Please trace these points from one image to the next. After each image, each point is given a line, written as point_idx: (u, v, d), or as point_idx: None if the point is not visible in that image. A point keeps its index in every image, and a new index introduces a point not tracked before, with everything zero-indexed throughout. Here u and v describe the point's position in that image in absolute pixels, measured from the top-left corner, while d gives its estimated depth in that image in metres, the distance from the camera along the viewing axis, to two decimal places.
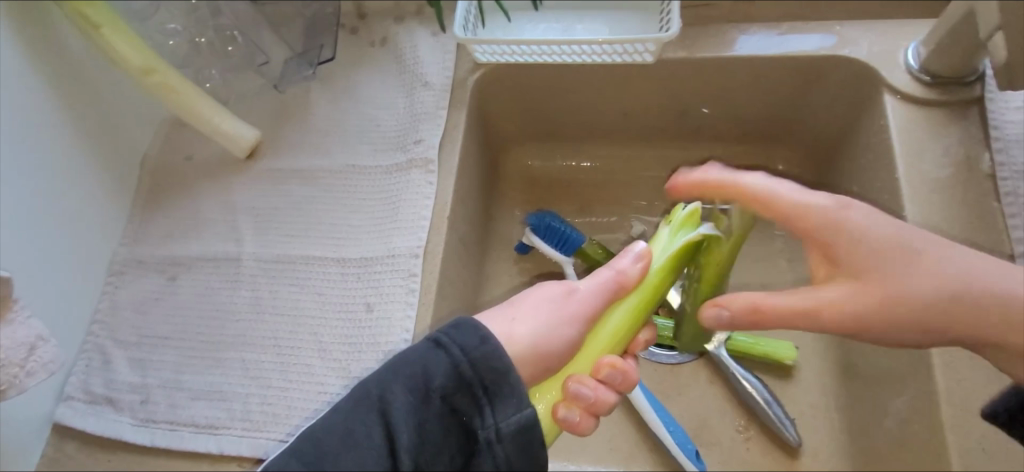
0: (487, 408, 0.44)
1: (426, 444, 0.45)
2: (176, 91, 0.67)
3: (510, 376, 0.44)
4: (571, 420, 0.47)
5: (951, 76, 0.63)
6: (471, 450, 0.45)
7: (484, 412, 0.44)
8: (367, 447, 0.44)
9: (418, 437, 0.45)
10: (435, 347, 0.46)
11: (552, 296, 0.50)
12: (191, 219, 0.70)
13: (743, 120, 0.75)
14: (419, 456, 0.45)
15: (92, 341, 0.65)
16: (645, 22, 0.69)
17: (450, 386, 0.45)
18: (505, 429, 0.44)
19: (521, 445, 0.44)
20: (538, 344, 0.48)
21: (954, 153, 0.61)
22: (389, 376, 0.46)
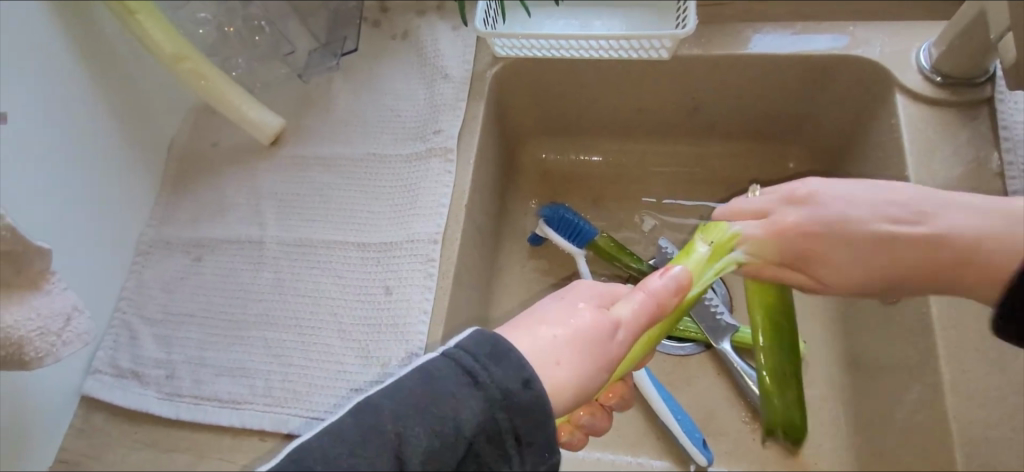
0: (515, 457, 0.40)
1: None
2: (205, 78, 0.69)
3: (551, 428, 0.40)
4: (570, 440, 0.54)
5: (961, 76, 0.64)
6: None
7: (511, 461, 0.40)
8: None
9: None
10: (469, 383, 0.40)
11: (598, 332, 0.43)
12: (216, 202, 0.72)
13: (756, 118, 0.77)
14: None
15: (120, 318, 0.68)
16: (661, 18, 0.70)
17: (479, 433, 0.39)
18: None
19: None
20: (581, 395, 0.43)
21: (964, 151, 0.62)
22: (409, 411, 0.39)
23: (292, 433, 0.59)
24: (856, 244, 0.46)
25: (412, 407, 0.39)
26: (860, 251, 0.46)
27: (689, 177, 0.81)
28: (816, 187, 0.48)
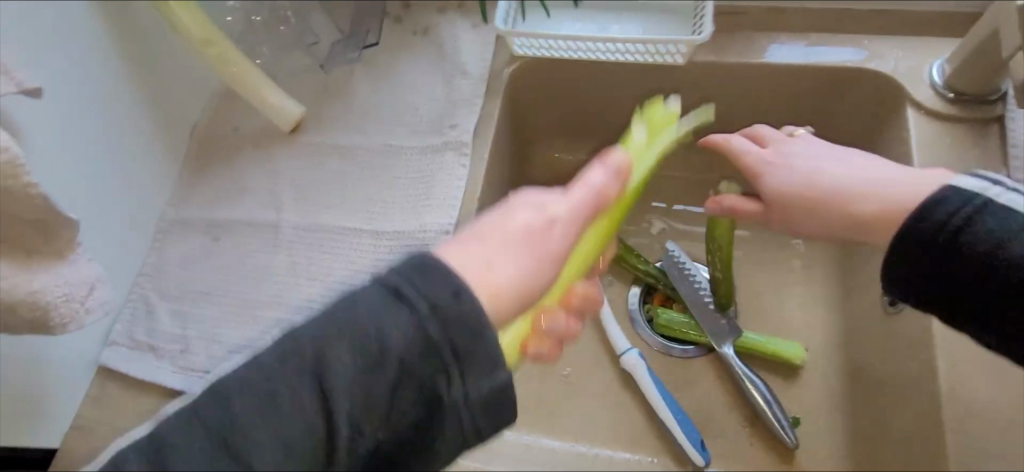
0: (455, 374, 0.39)
1: (369, 408, 0.38)
2: (230, 63, 0.71)
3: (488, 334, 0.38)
4: (540, 352, 0.64)
5: (974, 93, 0.64)
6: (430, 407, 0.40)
7: (451, 378, 0.39)
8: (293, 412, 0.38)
9: (360, 407, 0.38)
10: (393, 299, 0.39)
11: (527, 223, 0.48)
12: (235, 184, 0.74)
13: (768, 126, 0.78)
14: (362, 418, 0.39)
15: (138, 293, 0.70)
16: (679, 24, 0.72)
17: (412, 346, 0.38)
18: (474, 397, 0.39)
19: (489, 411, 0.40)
20: (519, 292, 0.46)
21: (973, 167, 0.62)
22: (332, 333, 0.39)
23: None
24: (796, 177, 0.54)
25: (331, 344, 0.38)
26: (808, 186, 0.53)
27: (699, 183, 0.82)
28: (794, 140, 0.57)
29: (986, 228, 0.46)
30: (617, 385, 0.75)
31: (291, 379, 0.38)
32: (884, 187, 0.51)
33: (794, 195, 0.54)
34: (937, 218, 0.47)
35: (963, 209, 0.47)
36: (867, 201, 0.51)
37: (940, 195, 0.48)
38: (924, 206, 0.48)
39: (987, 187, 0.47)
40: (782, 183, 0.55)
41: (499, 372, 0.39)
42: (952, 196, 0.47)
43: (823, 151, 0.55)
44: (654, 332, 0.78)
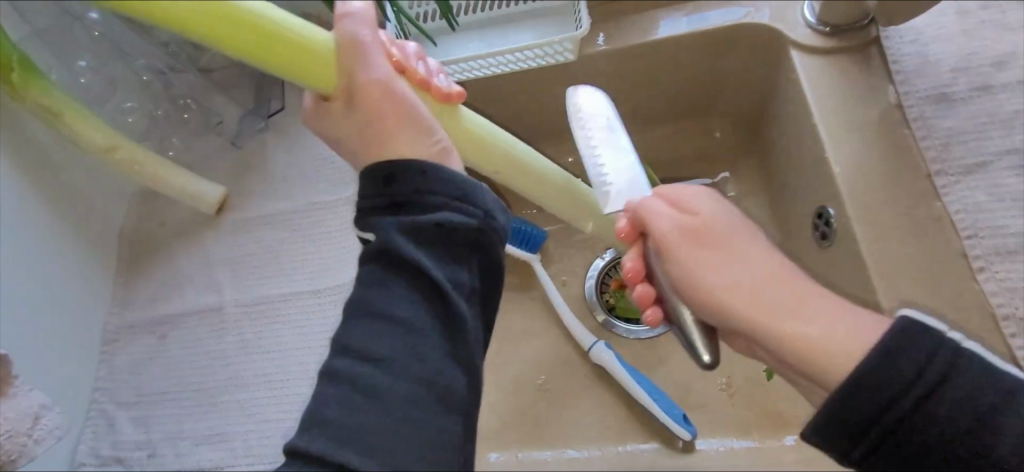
0: (398, 257, 0.42)
1: (392, 253, 0.42)
2: (138, 163, 0.70)
3: (463, 253, 0.43)
4: None
5: (846, 23, 0.67)
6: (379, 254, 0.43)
7: (387, 264, 0.43)
8: (443, 262, 0.42)
9: (391, 243, 0.42)
10: (461, 206, 0.43)
11: None
12: (171, 278, 0.73)
13: (673, 98, 0.79)
14: (390, 277, 0.42)
15: (96, 408, 0.69)
16: (561, 22, 0.73)
17: (447, 228, 0.42)
18: (390, 229, 0.42)
19: (445, 246, 0.43)
20: None
21: (865, 91, 0.64)
22: (450, 182, 0.43)
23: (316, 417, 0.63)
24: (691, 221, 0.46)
25: (450, 189, 0.43)
26: (733, 285, 0.44)
27: None
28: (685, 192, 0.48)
29: (962, 380, 0.40)
30: (591, 380, 0.75)
31: (434, 196, 0.42)
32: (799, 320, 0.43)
33: (714, 290, 0.44)
34: (916, 368, 0.40)
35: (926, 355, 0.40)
36: (800, 325, 0.43)
37: (901, 335, 0.41)
38: (896, 339, 0.41)
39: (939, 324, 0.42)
40: (721, 273, 0.44)
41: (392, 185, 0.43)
42: (928, 334, 0.41)
43: (721, 247, 0.45)
44: (615, 318, 0.78)
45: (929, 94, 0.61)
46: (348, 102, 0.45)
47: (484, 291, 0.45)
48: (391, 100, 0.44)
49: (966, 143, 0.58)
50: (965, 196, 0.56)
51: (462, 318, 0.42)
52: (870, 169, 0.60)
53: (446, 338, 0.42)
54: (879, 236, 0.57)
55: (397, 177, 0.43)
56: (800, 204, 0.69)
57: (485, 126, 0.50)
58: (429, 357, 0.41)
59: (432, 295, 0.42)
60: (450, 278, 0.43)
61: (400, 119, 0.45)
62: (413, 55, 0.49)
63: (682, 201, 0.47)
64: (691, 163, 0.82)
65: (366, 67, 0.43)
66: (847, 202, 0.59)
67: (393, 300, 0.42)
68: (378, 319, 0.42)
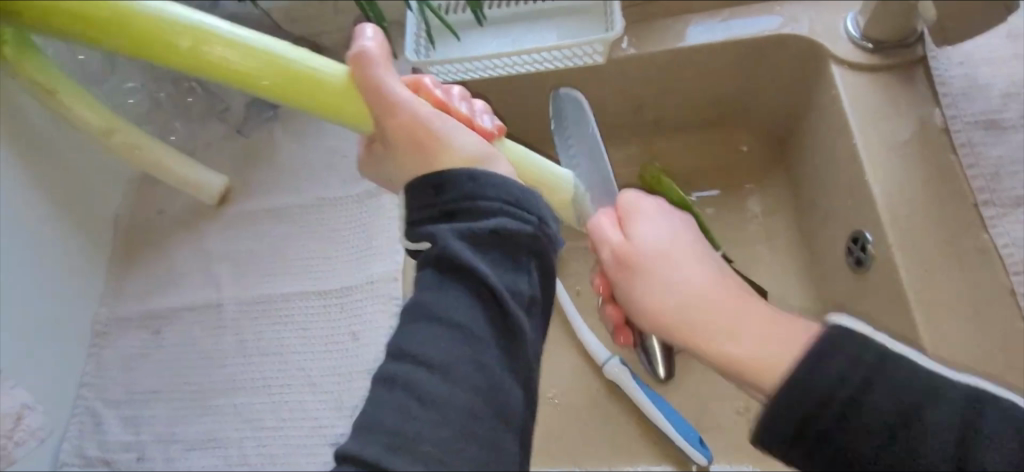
0: (451, 269, 0.39)
1: (443, 265, 0.39)
2: (136, 147, 0.65)
3: (520, 261, 0.40)
4: None
5: (891, 40, 0.64)
6: (431, 265, 0.40)
7: (441, 276, 0.39)
8: (494, 272, 0.39)
9: (443, 255, 0.39)
10: (513, 212, 0.39)
11: None
12: (168, 271, 0.69)
13: (702, 107, 0.76)
14: (442, 292, 0.39)
15: (82, 405, 0.65)
16: (592, 21, 0.70)
17: (499, 235, 0.39)
18: (442, 238, 0.39)
19: (499, 255, 0.39)
20: None
21: (908, 113, 0.61)
22: (499, 187, 0.40)
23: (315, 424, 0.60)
24: (640, 237, 0.47)
25: (501, 196, 0.39)
26: (670, 305, 0.45)
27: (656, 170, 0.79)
28: (636, 203, 0.49)
29: (884, 381, 0.38)
30: (603, 397, 0.72)
31: (485, 204, 0.39)
32: (714, 329, 0.43)
33: (643, 307, 0.46)
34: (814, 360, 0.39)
35: (852, 360, 0.38)
36: (722, 341, 0.43)
37: (832, 343, 0.39)
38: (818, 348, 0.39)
39: (865, 327, 0.40)
40: (652, 294, 0.45)
41: (442, 192, 0.40)
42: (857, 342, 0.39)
43: (655, 265, 0.46)
44: None
45: (978, 119, 0.58)
46: (385, 139, 0.44)
47: (542, 299, 0.42)
48: (421, 123, 0.42)
49: (1016, 174, 0.56)
50: (1013, 231, 0.54)
51: (521, 327, 0.39)
52: (912, 195, 0.57)
53: (503, 348, 0.39)
54: (922, 266, 0.54)
55: (447, 182, 0.40)
56: (833, 226, 0.66)
57: (528, 155, 0.48)
58: (489, 367, 0.38)
59: (490, 305, 0.39)
60: (508, 287, 0.39)
61: (429, 138, 0.42)
62: (457, 96, 0.47)
63: (630, 216, 0.49)
64: (715, 175, 0.79)
65: (386, 98, 0.42)
66: (889, 228, 0.56)
67: (447, 318, 0.38)
68: (434, 323, 0.38)
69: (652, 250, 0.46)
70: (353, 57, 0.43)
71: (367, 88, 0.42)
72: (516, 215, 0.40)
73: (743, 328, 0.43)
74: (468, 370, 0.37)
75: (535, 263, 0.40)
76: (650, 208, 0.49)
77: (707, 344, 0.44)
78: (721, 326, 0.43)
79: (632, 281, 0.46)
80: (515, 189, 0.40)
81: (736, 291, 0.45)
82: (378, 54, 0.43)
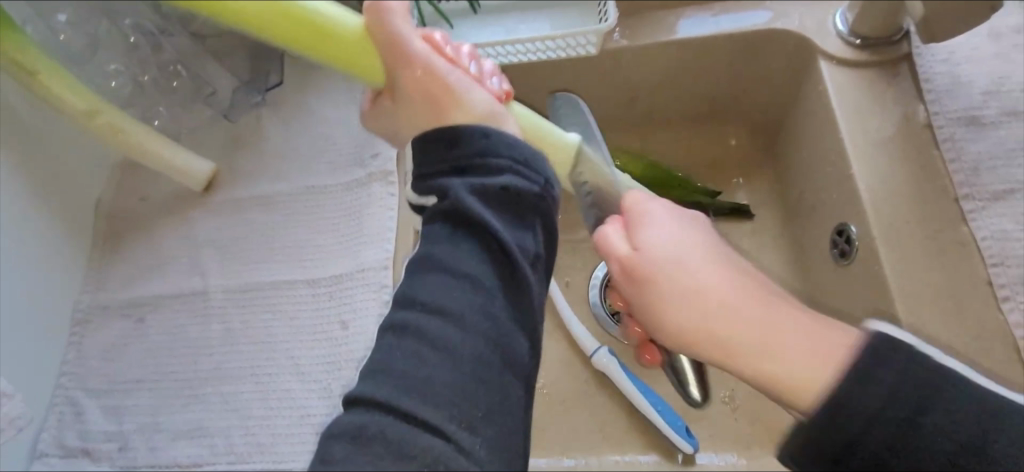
0: (466, 223, 0.42)
1: (457, 220, 0.42)
2: (123, 131, 0.65)
3: (530, 213, 0.43)
4: None
5: (878, 36, 0.65)
6: (443, 216, 0.42)
7: (454, 229, 0.42)
8: (506, 230, 0.42)
9: (458, 211, 0.42)
10: (522, 173, 0.42)
11: None
12: (153, 258, 0.68)
13: (693, 99, 0.77)
14: (453, 244, 0.42)
15: (63, 394, 0.63)
16: (584, 11, 0.70)
17: (510, 190, 0.42)
18: (459, 192, 0.42)
19: (508, 208, 0.42)
20: None
21: (893, 109, 0.63)
22: (508, 147, 0.42)
23: (304, 413, 0.59)
24: (658, 241, 0.47)
25: (510, 153, 0.42)
26: (686, 313, 0.45)
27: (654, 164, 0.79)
28: (648, 204, 0.49)
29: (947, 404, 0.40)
30: (592, 387, 0.73)
31: (498, 160, 0.42)
32: (746, 340, 0.44)
33: (675, 332, 0.46)
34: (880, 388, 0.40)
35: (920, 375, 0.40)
36: (765, 362, 0.44)
37: (875, 353, 0.40)
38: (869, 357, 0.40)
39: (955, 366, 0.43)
40: (675, 313, 0.45)
41: (456, 151, 0.43)
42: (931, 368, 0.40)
43: (677, 275, 0.46)
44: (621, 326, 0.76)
45: (959, 116, 0.60)
46: (397, 95, 0.45)
47: (546, 257, 0.44)
48: (435, 81, 0.44)
49: (995, 169, 0.57)
50: (993, 224, 0.55)
51: (527, 280, 0.42)
52: (896, 189, 0.59)
53: (510, 301, 0.42)
54: (904, 257, 0.56)
55: (461, 137, 0.42)
56: (818, 219, 0.67)
57: (534, 118, 0.48)
58: (496, 316, 0.41)
59: (499, 257, 0.42)
60: (516, 241, 0.42)
61: (444, 94, 0.44)
62: (468, 54, 0.48)
63: (639, 225, 0.48)
64: (704, 167, 0.79)
65: (406, 53, 0.42)
66: (873, 221, 0.58)
67: (458, 269, 0.41)
68: (446, 274, 0.41)
69: (663, 251, 0.46)
70: (370, 5, 0.41)
71: (383, 42, 0.42)
72: (523, 173, 0.42)
73: (783, 342, 0.44)
74: (482, 317, 0.40)
75: (542, 219, 0.44)
76: (668, 218, 0.48)
77: (744, 367, 0.44)
78: (745, 330, 0.44)
79: (646, 271, 0.46)
80: (526, 151, 0.43)
81: (757, 288, 0.46)
82: (397, 6, 0.42)
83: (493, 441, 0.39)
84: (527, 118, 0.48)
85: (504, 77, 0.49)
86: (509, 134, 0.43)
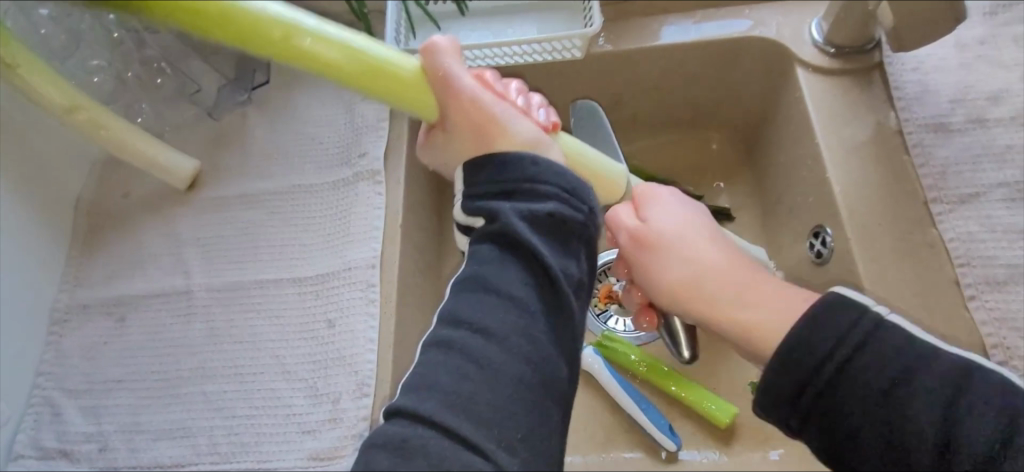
0: (512, 245, 0.43)
1: (507, 243, 0.43)
2: (104, 127, 0.64)
3: (574, 241, 0.44)
4: None
5: (851, 45, 0.67)
6: (492, 237, 0.44)
7: (504, 252, 0.44)
8: (551, 257, 0.43)
9: (507, 235, 0.43)
10: (566, 201, 0.44)
11: None
12: (135, 256, 0.67)
13: (676, 105, 0.79)
14: (500, 270, 0.43)
15: (40, 395, 0.62)
16: (570, 16, 0.71)
17: (555, 218, 0.43)
18: (510, 215, 0.43)
19: (555, 235, 0.44)
20: None
21: (866, 114, 0.65)
22: (551, 176, 0.44)
23: (290, 412, 0.59)
24: (660, 213, 0.54)
25: (553, 184, 0.44)
26: (679, 273, 0.52)
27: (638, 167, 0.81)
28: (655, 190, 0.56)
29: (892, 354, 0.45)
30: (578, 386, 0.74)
31: (542, 187, 0.44)
32: (726, 290, 0.51)
33: (664, 288, 0.53)
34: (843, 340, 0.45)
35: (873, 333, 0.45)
36: (742, 313, 0.50)
37: (827, 307, 0.46)
38: (822, 314, 0.46)
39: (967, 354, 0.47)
40: (667, 271, 0.53)
41: (505, 179, 0.44)
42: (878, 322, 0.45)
43: (679, 237, 0.53)
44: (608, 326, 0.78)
45: (928, 123, 0.62)
46: (447, 126, 0.48)
47: (587, 282, 0.46)
48: (481, 109, 0.47)
49: (961, 173, 0.60)
50: (959, 224, 0.58)
51: (570, 307, 0.43)
52: (869, 192, 0.61)
53: (553, 324, 0.43)
54: (878, 256, 0.58)
55: (512, 165, 0.44)
56: (796, 221, 0.70)
57: (581, 148, 0.53)
58: (538, 339, 0.42)
59: (545, 282, 0.43)
60: (562, 267, 0.44)
61: (490, 124, 0.47)
62: (515, 90, 0.51)
63: (643, 205, 0.55)
64: (686, 171, 0.81)
65: (455, 88, 0.46)
66: (847, 222, 0.60)
67: (501, 294, 0.42)
68: (489, 295, 0.43)
69: (661, 224, 0.53)
70: (425, 47, 0.46)
71: (435, 79, 0.46)
72: (566, 202, 0.44)
73: (754, 296, 0.51)
74: (523, 343, 0.41)
75: (585, 246, 0.45)
76: (678, 198, 0.56)
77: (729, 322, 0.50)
78: (728, 301, 0.51)
79: (649, 231, 0.54)
80: (570, 183, 0.44)
81: (745, 265, 0.53)
82: (448, 45, 0.46)
83: (529, 459, 0.40)
84: (575, 149, 0.52)
85: (552, 108, 0.52)
86: (552, 163, 0.45)
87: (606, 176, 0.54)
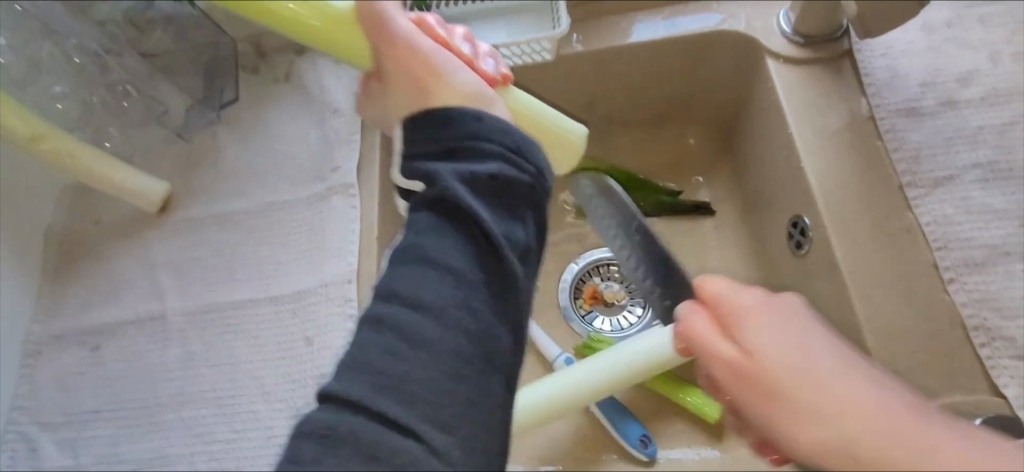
0: (452, 210, 0.38)
1: (448, 208, 0.38)
2: (70, 155, 0.63)
3: (521, 205, 0.39)
4: None
5: (820, 35, 0.67)
6: (432, 203, 0.39)
7: (442, 219, 0.38)
8: (495, 221, 0.38)
9: (445, 199, 0.38)
10: (511, 159, 0.39)
11: None
12: (108, 283, 0.66)
13: (650, 103, 0.79)
14: (436, 241, 0.38)
15: (15, 430, 0.61)
16: (538, 19, 0.71)
17: (499, 175, 0.38)
18: (445, 176, 0.38)
19: (498, 197, 0.39)
20: None
21: (837, 102, 0.65)
22: (494, 132, 0.39)
23: (270, 434, 0.58)
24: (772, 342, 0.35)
25: (498, 140, 0.39)
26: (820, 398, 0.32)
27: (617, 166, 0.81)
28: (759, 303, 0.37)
29: None
30: None
31: (484, 144, 0.39)
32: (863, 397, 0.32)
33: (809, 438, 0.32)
34: None
35: None
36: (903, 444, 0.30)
37: None
38: None
39: None
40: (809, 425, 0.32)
41: (446, 135, 0.40)
42: None
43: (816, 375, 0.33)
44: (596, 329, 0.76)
45: (899, 108, 0.62)
46: (382, 76, 0.44)
47: (534, 249, 0.41)
48: (416, 55, 0.43)
49: (934, 156, 0.60)
50: (935, 208, 0.58)
51: (517, 280, 0.38)
52: (844, 179, 0.61)
53: (492, 295, 0.38)
54: (856, 244, 0.58)
55: (454, 119, 0.40)
56: (775, 212, 0.69)
57: (534, 106, 0.51)
58: (477, 310, 0.37)
59: (486, 251, 0.38)
60: (505, 233, 0.38)
61: (427, 75, 0.43)
62: (459, 36, 0.48)
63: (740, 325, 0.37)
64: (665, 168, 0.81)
65: (387, 28, 0.42)
66: (824, 211, 0.60)
67: (438, 266, 0.37)
68: (424, 267, 0.37)
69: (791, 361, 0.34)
70: None
71: (366, 14, 0.41)
72: (508, 161, 0.39)
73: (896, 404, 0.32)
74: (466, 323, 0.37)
75: (533, 213, 0.40)
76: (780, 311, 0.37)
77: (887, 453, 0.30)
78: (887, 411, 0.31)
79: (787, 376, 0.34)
80: (513, 140, 0.40)
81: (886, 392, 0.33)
82: None
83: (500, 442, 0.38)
84: (523, 105, 0.50)
85: (500, 59, 0.50)
86: (495, 119, 0.40)
87: (559, 141, 0.52)
